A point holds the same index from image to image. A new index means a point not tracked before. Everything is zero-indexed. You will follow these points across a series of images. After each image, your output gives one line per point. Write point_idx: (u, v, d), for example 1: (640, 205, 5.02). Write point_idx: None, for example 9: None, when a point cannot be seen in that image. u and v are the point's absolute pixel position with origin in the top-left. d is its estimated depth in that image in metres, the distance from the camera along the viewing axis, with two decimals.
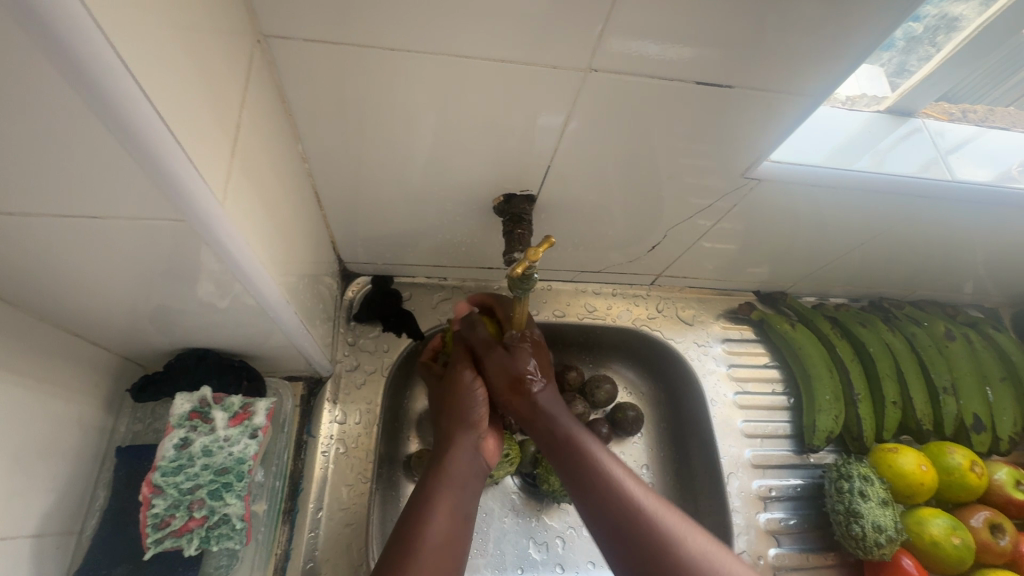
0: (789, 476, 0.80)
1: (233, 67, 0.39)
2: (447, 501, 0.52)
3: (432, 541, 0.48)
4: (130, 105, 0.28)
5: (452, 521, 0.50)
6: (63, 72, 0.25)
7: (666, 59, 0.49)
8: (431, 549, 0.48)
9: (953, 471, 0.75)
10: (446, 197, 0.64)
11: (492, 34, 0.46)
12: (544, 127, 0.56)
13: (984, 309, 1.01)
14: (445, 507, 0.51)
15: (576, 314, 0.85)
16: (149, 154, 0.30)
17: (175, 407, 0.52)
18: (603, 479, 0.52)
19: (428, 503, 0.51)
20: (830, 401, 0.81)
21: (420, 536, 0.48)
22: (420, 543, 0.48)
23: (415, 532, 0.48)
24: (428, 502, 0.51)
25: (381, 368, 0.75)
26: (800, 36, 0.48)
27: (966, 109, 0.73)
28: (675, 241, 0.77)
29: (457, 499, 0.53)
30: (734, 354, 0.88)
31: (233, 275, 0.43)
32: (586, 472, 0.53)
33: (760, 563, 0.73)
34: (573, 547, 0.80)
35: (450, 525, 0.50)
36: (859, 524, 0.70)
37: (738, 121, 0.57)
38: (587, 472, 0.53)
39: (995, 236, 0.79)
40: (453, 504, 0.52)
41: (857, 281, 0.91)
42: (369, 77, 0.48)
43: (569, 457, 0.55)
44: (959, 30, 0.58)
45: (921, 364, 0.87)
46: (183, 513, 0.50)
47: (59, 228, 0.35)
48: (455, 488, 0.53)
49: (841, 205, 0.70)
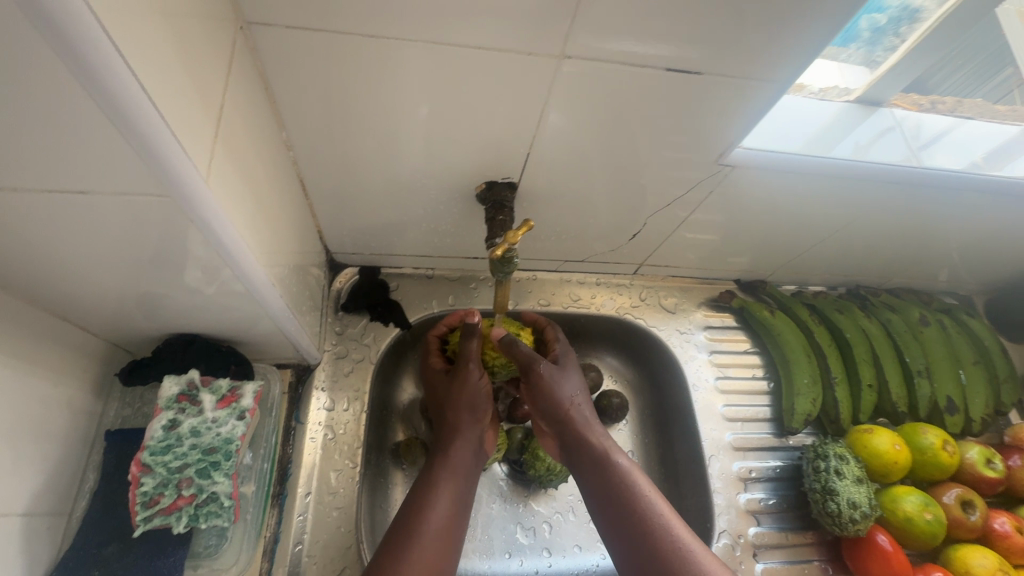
0: (769, 458, 0.82)
1: (216, 51, 0.40)
2: (448, 489, 0.55)
3: (434, 525, 0.52)
4: (109, 67, 0.28)
5: (454, 508, 0.54)
6: (43, 33, 0.26)
7: (637, 48, 0.51)
8: (433, 533, 0.51)
9: (925, 450, 0.77)
10: (429, 186, 0.66)
11: (467, 22, 0.47)
12: (523, 115, 0.57)
13: (958, 296, 1.04)
14: (445, 495, 0.55)
15: (561, 303, 0.87)
16: (131, 120, 0.31)
17: (163, 390, 0.54)
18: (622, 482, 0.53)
19: (431, 488, 0.55)
20: (808, 384, 0.83)
21: (424, 518, 0.52)
22: (423, 525, 0.51)
23: (418, 517, 0.52)
24: (429, 489, 0.55)
25: (370, 356, 0.76)
26: (764, 24, 0.50)
27: (935, 100, 0.76)
28: (656, 230, 0.79)
29: (458, 488, 0.56)
30: (716, 341, 0.90)
31: (219, 260, 0.45)
32: (634, 519, 0.51)
33: (741, 541, 0.75)
34: (560, 532, 0.81)
35: (453, 513, 0.54)
36: (835, 502, 0.72)
37: (711, 107, 0.58)
38: (634, 518, 0.51)
39: (966, 223, 0.81)
40: (455, 493, 0.55)
41: (835, 269, 0.93)
42: (349, 65, 0.50)
43: (614, 499, 0.53)
44: (922, 21, 0.61)
45: (897, 348, 0.89)
46: (172, 491, 0.51)
47: (46, 208, 0.36)
48: (458, 477, 0.57)
49: (816, 192, 0.72)
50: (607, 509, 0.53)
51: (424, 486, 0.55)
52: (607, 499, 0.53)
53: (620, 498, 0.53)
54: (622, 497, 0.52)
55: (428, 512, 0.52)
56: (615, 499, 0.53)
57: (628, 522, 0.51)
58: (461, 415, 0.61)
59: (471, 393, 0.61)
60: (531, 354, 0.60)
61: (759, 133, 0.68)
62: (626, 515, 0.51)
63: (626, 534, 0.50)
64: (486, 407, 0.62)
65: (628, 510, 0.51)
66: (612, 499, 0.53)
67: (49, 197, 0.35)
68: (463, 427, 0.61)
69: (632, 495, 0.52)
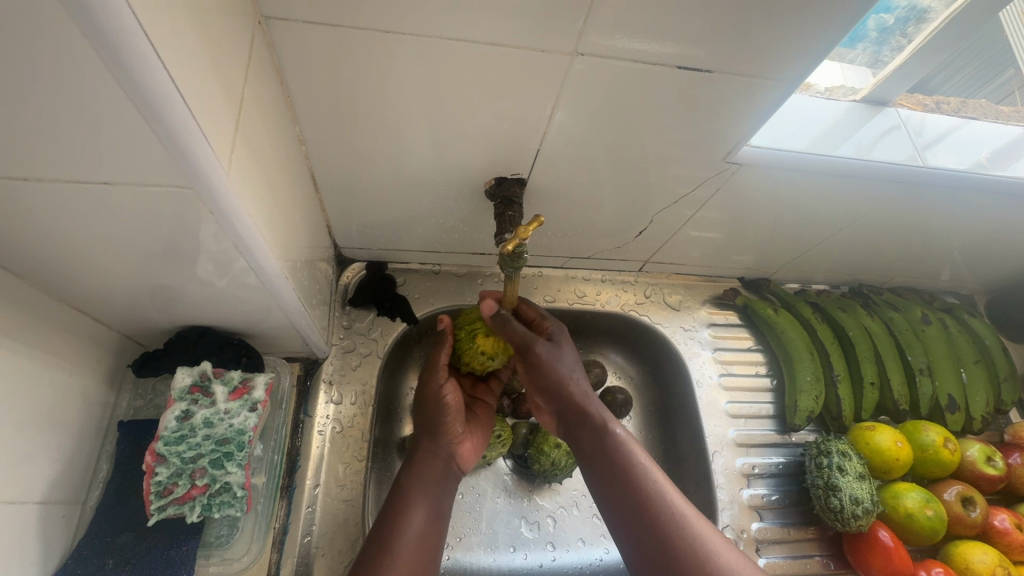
0: (772, 454, 0.83)
1: (236, 45, 0.41)
2: (422, 502, 0.56)
3: (409, 536, 0.53)
4: (141, 58, 0.29)
5: (427, 523, 0.55)
6: (80, 23, 0.26)
7: (647, 47, 0.51)
8: (407, 547, 0.52)
9: (926, 448, 0.78)
10: (438, 181, 0.66)
11: (481, 19, 0.48)
12: (533, 112, 0.58)
13: (960, 296, 1.05)
14: (417, 509, 0.55)
15: (566, 299, 0.87)
16: (163, 116, 0.32)
17: (175, 381, 0.54)
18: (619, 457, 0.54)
19: (402, 503, 0.55)
20: (811, 381, 0.84)
21: (396, 533, 0.53)
22: (397, 540, 0.52)
23: (391, 529, 0.53)
24: (402, 502, 0.55)
25: (376, 351, 0.77)
26: (774, 25, 0.50)
27: (940, 100, 0.76)
28: (662, 227, 0.79)
29: (430, 499, 0.57)
30: (720, 338, 0.91)
31: (237, 254, 0.45)
32: (633, 488, 0.52)
33: (744, 536, 0.76)
34: (564, 526, 0.82)
35: (428, 527, 0.55)
36: (837, 497, 0.72)
37: (721, 105, 0.59)
38: (632, 488, 0.52)
39: (971, 223, 0.82)
40: (427, 505, 0.56)
41: (838, 268, 0.94)
42: (364, 60, 0.50)
43: (615, 473, 0.53)
44: (929, 21, 0.61)
45: (899, 347, 0.90)
46: (186, 481, 0.53)
47: (67, 199, 0.37)
48: (429, 488, 0.58)
49: (822, 191, 0.73)
50: (604, 480, 0.54)
51: (396, 500, 0.56)
52: (606, 472, 0.54)
53: (618, 469, 0.53)
54: (619, 470, 0.53)
55: (401, 527, 0.53)
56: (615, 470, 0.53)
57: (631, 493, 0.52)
58: (429, 429, 0.63)
59: (433, 397, 0.64)
60: (527, 334, 0.60)
61: (766, 132, 0.68)
62: (624, 488, 0.52)
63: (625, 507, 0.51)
64: (451, 423, 0.63)
65: (624, 481, 0.52)
66: (610, 471, 0.54)
67: (72, 188, 0.36)
68: (429, 443, 0.62)
69: (629, 465, 0.53)
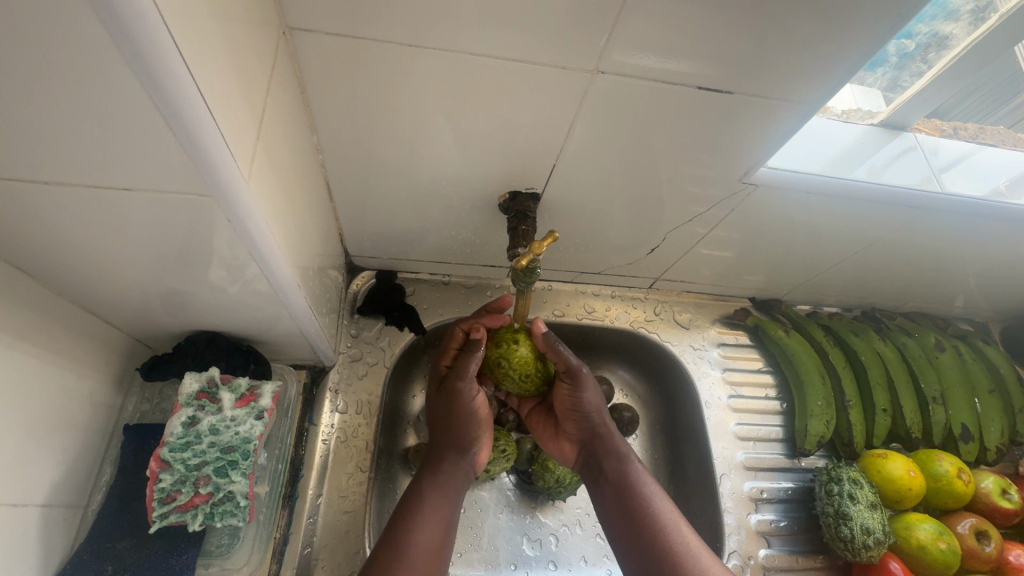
0: (781, 479, 0.81)
1: (261, 55, 0.41)
2: (438, 508, 0.56)
3: (421, 543, 0.52)
4: (169, 67, 0.29)
5: (440, 527, 0.55)
6: (112, 33, 0.26)
7: (667, 67, 0.51)
8: (420, 553, 0.51)
9: (940, 478, 0.77)
10: (452, 194, 0.66)
11: (501, 36, 0.48)
12: (551, 127, 0.58)
13: (974, 323, 1.03)
14: (434, 513, 0.55)
15: (575, 314, 0.87)
16: (188, 125, 0.32)
17: (183, 386, 0.54)
18: (625, 484, 0.58)
19: (418, 506, 0.55)
20: (822, 407, 0.83)
21: (411, 536, 0.52)
22: (411, 543, 0.52)
23: (404, 531, 0.53)
24: (419, 505, 0.56)
25: (384, 360, 0.76)
26: (794, 49, 0.50)
27: (958, 126, 0.75)
28: (673, 245, 0.79)
29: (446, 509, 0.57)
30: (729, 358, 0.90)
31: (252, 260, 0.45)
32: (636, 513, 0.55)
33: (750, 562, 0.75)
34: (566, 545, 0.81)
35: (438, 529, 0.55)
36: (848, 526, 0.71)
37: (739, 127, 0.59)
38: (633, 508, 0.56)
39: (988, 250, 0.81)
40: (443, 513, 0.56)
41: (852, 290, 0.93)
42: (384, 72, 0.51)
43: (618, 499, 0.57)
44: (950, 48, 0.60)
45: (912, 374, 0.88)
46: (189, 489, 0.52)
47: (87, 203, 0.37)
48: (447, 497, 0.58)
49: (836, 214, 0.72)
50: (612, 504, 0.58)
51: (416, 500, 0.56)
52: (612, 497, 0.58)
53: (622, 495, 0.57)
54: (623, 492, 0.57)
55: (416, 530, 0.53)
56: (623, 494, 0.57)
57: (631, 518, 0.55)
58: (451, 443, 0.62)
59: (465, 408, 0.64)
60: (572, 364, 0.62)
61: (783, 153, 0.68)
62: (625, 505, 0.56)
63: (625, 528, 0.55)
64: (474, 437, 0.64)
65: (627, 499, 0.57)
66: (615, 495, 0.58)
67: (92, 192, 0.36)
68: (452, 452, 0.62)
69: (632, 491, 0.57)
